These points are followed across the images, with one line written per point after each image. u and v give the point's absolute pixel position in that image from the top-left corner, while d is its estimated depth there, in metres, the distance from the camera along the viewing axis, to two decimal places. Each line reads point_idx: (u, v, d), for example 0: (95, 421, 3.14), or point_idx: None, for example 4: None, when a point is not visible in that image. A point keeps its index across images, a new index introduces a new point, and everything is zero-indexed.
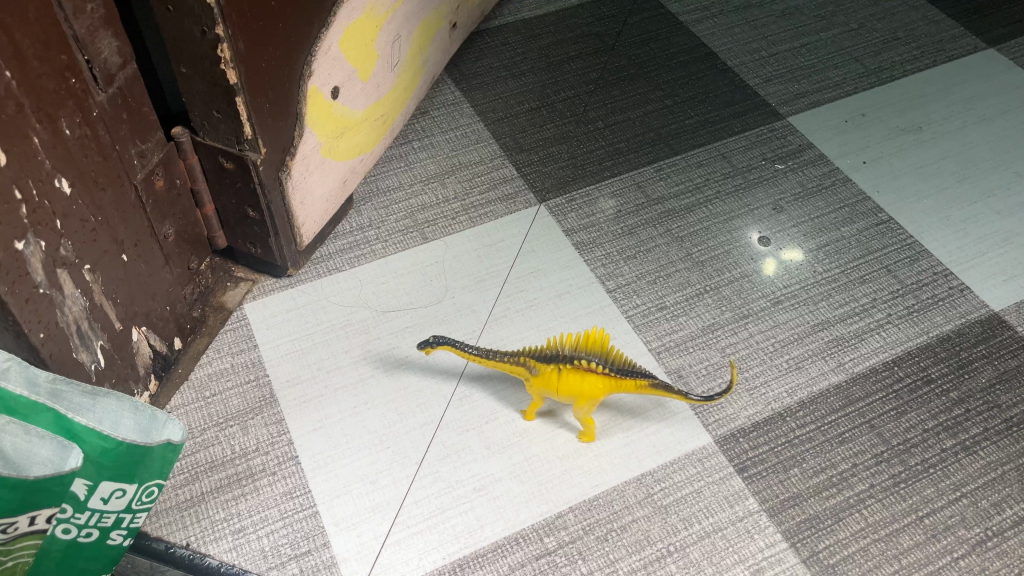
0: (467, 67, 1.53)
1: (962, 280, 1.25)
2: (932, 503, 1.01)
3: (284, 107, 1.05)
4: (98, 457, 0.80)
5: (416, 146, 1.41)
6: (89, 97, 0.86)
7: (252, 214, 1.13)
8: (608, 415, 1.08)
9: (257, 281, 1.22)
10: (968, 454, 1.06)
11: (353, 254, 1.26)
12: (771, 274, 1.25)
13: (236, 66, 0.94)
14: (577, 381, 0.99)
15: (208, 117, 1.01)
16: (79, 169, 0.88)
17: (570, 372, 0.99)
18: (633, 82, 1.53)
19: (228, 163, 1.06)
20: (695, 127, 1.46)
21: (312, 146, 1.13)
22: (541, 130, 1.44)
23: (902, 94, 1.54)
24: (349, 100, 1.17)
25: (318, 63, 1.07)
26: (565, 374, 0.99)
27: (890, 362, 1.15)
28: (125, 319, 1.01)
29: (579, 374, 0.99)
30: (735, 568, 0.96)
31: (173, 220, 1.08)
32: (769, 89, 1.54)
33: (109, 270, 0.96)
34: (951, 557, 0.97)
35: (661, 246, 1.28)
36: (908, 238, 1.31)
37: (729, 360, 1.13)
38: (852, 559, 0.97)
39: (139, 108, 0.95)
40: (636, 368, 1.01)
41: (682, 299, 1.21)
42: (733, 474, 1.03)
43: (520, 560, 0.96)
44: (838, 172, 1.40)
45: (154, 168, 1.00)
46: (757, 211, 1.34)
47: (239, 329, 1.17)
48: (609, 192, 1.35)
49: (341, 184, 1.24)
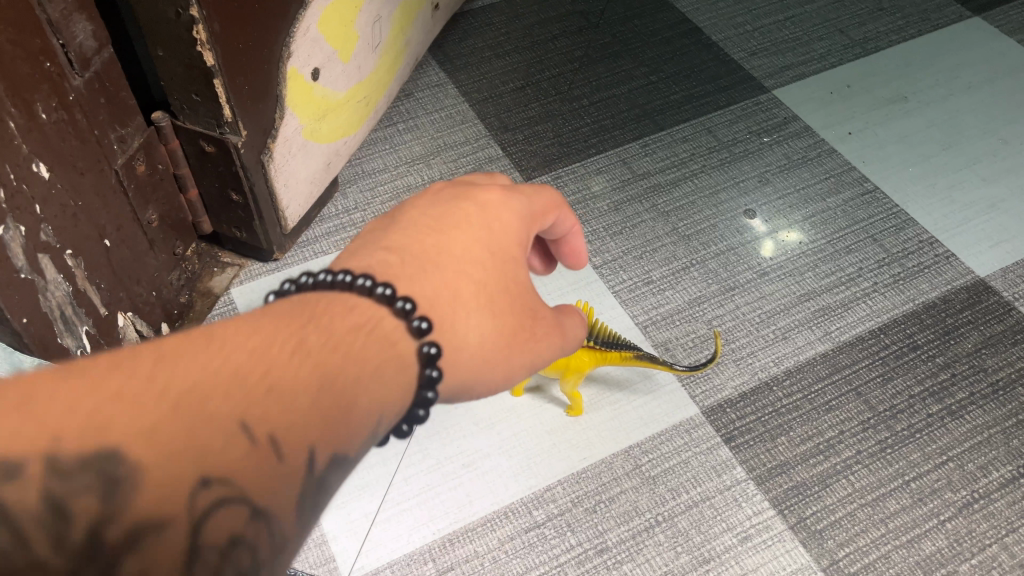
0: (451, 49, 1.53)
1: (948, 247, 1.25)
2: (918, 467, 1.02)
3: (265, 89, 1.05)
4: None
5: (401, 127, 1.41)
6: (65, 81, 0.86)
7: (235, 198, 1.13)
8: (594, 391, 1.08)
9: (244, 266, 1.23)
10: (954, 418, 1.06)
11: (339, 237, 1.27)
12: (770, 255, 1.24)
13: (213, 48, 0.93)
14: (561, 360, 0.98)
15: (188, 101, 1.01)
16: (57, 154, 0.88)
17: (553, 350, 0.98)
18: (618, 59, 1.53)
19: (209, 146, 1.06)
20: (680, 102, 1.46)
21: (294, 129, 1.13)
22: (525, 109, 1.44)
23: (887, 63, 1.54)
24: (330, 81, 1.16)
25: (298, 45, 1.06)
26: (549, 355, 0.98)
27: (876, 330, 1.15)
28: (110, 304, 1.02)
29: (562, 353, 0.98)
30: (724, 536, 0.96)
31: (156, 206, 1.08)
32: (754, 63, 1.54)
33: (92, 255, 0.97)
34: (938, 520, 0.98)
35: (648, 221, 1.28)
36: (894, 207, 1.30)
37: (715, 332, 1.13)
38: (839, 524, 0.97)
39: (117, 93, 0.95)
40: (620, 340, 1.03)
41: (669, 273, 1.21)
42: (721, 444, 1.04)
43: (509, 534, 0.96)
44: (824, 143, 1.40)
45: (134, 153, 1.01)
46: (743, 183, 1.34)
47: (226, 314, 1.18)
48: (595, 169, 1.36)
49: (324, 167, 1.24)
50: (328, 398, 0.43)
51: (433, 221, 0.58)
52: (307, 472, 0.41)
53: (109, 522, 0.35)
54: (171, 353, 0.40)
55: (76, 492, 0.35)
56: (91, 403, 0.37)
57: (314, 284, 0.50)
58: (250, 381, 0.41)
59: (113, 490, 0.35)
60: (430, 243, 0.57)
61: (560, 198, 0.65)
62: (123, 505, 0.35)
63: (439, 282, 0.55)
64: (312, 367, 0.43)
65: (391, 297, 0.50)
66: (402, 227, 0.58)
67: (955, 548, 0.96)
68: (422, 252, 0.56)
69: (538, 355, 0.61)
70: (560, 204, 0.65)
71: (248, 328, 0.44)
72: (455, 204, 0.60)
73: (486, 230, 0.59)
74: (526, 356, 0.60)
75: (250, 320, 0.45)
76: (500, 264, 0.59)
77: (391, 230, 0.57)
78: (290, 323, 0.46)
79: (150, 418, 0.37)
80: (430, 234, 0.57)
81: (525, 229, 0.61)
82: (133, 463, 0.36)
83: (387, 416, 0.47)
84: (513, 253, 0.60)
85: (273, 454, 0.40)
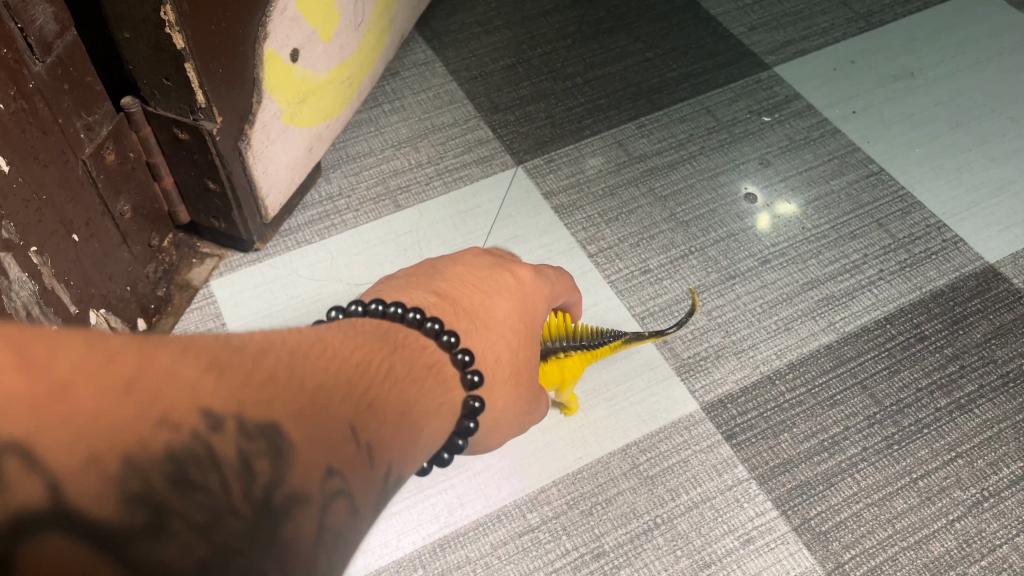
0: (439, 25, 1.47)
1: (957, 232, 1.21)
2: (926, 464, 0.98)
3: (241, 72, 0.99)
4: None
5: (387, 108, 1.35)
6: (24, 68, 0.80)
7: (211, 186, 1.08)
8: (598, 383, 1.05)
9: (224, 256, 1.18)
10: (963, 412, 1.03)
11: (322, 225, 1.22)
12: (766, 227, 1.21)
13: (182, 29, 0.87)
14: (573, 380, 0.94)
15: (158, 86, 0.95)
16: (17, 146, 0.82)
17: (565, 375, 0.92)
18: (612, 35, 1.47)
19: (183, 133, 1.01)
20: (677, 80, 1.41)
21: (273, 114, 1.07)
22: (516, 89, 1.38)
23: (892, 38, 1.48)
24: (310, 62, 1.10)
25: (275, 24, 0.99)
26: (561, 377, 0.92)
27: (882, 320, 1.11)
28: (81, 302, 0.97)
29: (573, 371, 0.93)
30: (725, 538, 0.93)
31: (128, 196, 1.03)
32: (754, 38, 1.48)
33: (59, 251, 0.91)
34: (946, 520, 0.94)
35: (644, 206, 1.23)
36: (900, 190, 1.26)
37: (689, 289, 1.13)
38: (844, 525, 0.94)
39: (81, 79, 0.89)
40: (605, 333, 1.00)
41: (667, 261, 1.17)
42: (722, 441, 1.00)
43: (502, 538, 0.93)
44: (828, 123, 1.35)
45: (103, 142, 0.95)
46: (744, 166, 1.29)
47: (206, 307, 1.13)
48: (590, 151, 1.30)
49: (305, 153, 1.18)
50: (407, 422, 0.51)
51: (478, 280, 0.71)
52: (393, 483, 0.47)
53: (280, 485, 0.39)
54: (303, 358, 0.46)
55: (257, 454, 0.38)
56: (261, 379, 0.42)
57: (390, 316, 0.60)
58: (361, 395, 0.47)
59: (285, 457, 0.39)
60: (478, 301, 0.69)
61: (570, 282, 0.85)
62: (286, 473, 0.39)
63: (485, 342, 0.66)
64: (393, 393, 0.51)
65: (455, 346, 0.61)
66: (453, 279, 0.70)
67: (965, 549, 0.92)
68: (477, 309, 0.68)
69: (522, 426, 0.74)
70: (569, 287, 0.84)
71: (349, 348, 0.51)
72: (501, 269, 0.73)
73: (520, 299, 0.72)
74: (513, 428, 0.72)
75: (345, 341, 0.52)
76: (530, 333, 0.72)
77: (444, 280, 0.69)
78: (375, 351, 0.54)
79: (304, 405, 0.42)
80: (476, 291, 0.70)
81: (543, 306, 0.76)
82: (297, 438, 0.40)
83: (434, 444, 0.56)
84: (536, 324, 0.74)
85: (380, 460, 0.46)
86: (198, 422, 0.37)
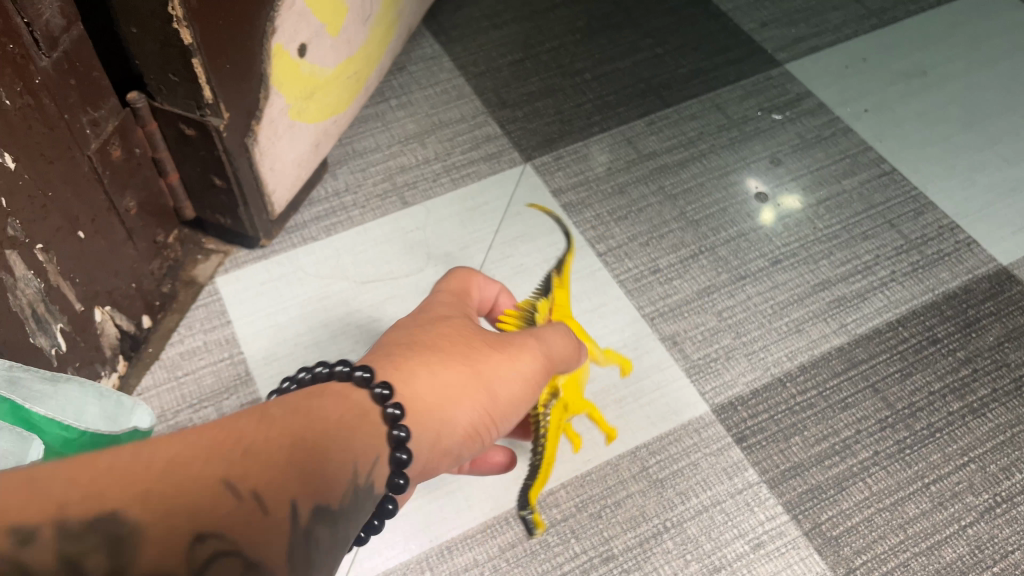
0: (446, 19, 1.45)
1: (969, 233, 1.20)
2: (938, 469, 0.97)
3: (249, 68, 0.97)
4: (59, 448, 0.82)
5: (394, 104, 1.34)
6: (29, 63, 0.79)
7: (217, 182, 1.07)
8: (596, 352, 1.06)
9: (230, 252, 1.18)
10: (975, 417, 1.02)
11: (328, 222, 1.20)
12: (770, 223, 1.20)
13: (190, 24, 0.86)
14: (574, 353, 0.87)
15: (165, 81, 0.94)
16: (22, 142, 0.81)
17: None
18: (621, 30, 1.45)
19: (189, 129, 0.99)
20: (687, 76, 1.39)
21: (280, 109, 1.06)
22: (524, 84, 1.37)
23: (904, 35, 1.46)
24: (318, 57, 1.09)
25: (283, 19, 0.98)
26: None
27: (894, 322, 1.10)
28: (86, 299, 0.96)
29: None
30: (735, 543, 0.92)
31: (134, 192, 1.02)
32: (764, 34, 1.47)
33: (64, 248, 0.90)
34: (959, 526, 0.93)
35: (654, 205, 1.22)
36: (913, 190, 1.24)
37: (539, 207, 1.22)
38: (855, 530, 0.93)
39: (87, 73, 0.88)
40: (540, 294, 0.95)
41: (677, 261, 1.15)
42: (732, 444, 0.99)
43: (511, 541, 0.92)
44: (839, 121, 1.34)
45: (109, 137, 0.94)
46: (754, 164, 1.28)
47: (212, 304, 1.12)
48: (598, 148, 1.29)
49: (312, 149, 1.17)
50: (297, 458, 0.48)
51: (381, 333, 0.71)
52: (295, 519, 0.45)
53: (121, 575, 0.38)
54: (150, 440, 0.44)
55: (84, 556, 0.38)
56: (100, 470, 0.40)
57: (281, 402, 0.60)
58: (230, 444, 0.46)
59: (123, 544, 0.38)
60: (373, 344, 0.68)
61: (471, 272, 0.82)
62: (128, 560, 0.38)
63: (379, 358, 0.65)
64: (274, 433, 0.48)
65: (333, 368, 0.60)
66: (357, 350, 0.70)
67: (977, 556, 0.92)
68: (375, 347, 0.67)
69: (505, 376, 0.70)
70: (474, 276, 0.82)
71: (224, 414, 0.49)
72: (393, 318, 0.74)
73: (412, 320, 0.72)
74: (496, 383, 0.69)
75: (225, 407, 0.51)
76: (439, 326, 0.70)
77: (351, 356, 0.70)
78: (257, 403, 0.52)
79: (149, 480, 0.41)
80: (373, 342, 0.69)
81: (451, 308, 0.75)
82: (137, 519, 0.39)
83: (365, 463, 0.54)
84: (443, 318, 0.72)
85: (261, 504, 0.44)
86: (5, 541, 0.36)
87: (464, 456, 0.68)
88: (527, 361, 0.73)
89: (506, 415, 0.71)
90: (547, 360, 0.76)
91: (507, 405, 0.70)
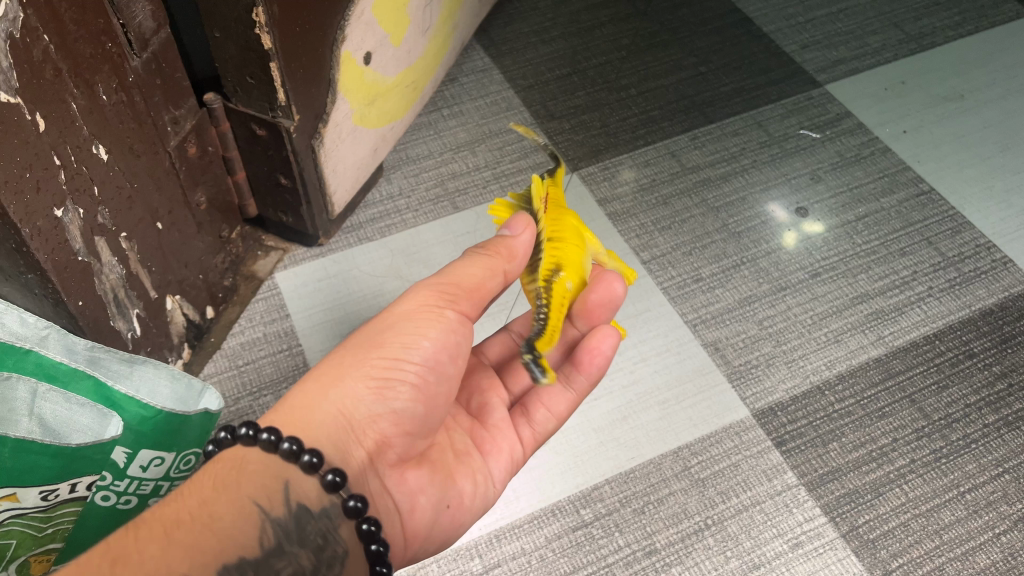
0: (497, 33, 1.51)
1: (1006, 253, 1.23)
2: (973, 478, 1.01)
3: (319, 72, 1.02)
4: (137, 426, 0.84)
5: (446, 113, 1.39)
6: (124, 62, 0.84)
7: (283, 181, 1.12)
8: (642, 354, 1.09)
9: (289, 250, 1.23)
10: (1010, 429, 1.05)
11: (383, 223, 1.25)
12: (786, 248, 1.22)
13: (270, 30, 0.91)
14: (572, 239, 0.76)
15: (241, 83, 1.00)
16: (115, 135, 0.86)
17: (558, 248, 0.74)
18: (666, 48, 1.50)
19: (261, 130, 1.05)
20: (730, 94, 1.44)
21: (345, 114, 1.11)
22: (572, 97, 1.42)
23: (942, 60, 1.50)
24: (381, 66, 1.14)
25: (351, 28, 1.03)
26: (562, 248, 0.74)
27: (931, 336, 1.13)
28: (159, 287, 1.01)
29: (561, 239, 0.75)
30: (774, 541, 0.95)
31: (205, 188, 1.07)
32: (805, 56, 1.51)
33: (144, 238, 0.96)
34: (993, 533, 0.97)
35: (697, 216, 1.26)
36: (950, 210, 1.28)
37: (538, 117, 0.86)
38: (892, 534, 0.96)
39: (172, 74, 0.93)
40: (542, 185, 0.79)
41: (718, 271, 1.19)
42: (772, 448, 1.02)
43: (556, 532, 0.95)
44: (878, 141, 1.38)
45: (186, 135, 0.99)
46: (794, 180, 1.32)
47: (270, 299, 1.18)
48: (641, 161, 1.33)
49: (370, 153, 1.22)
50: (178, 542, 0.55)
51: None
52: None
53: None
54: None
55: None
56: None
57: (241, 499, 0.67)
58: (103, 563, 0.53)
59: None
60: None
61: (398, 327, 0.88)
62: None
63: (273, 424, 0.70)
64: (148, 532, 0.55)
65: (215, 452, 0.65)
66: None
67: (1010, 562, 0.95)
68: None
69: (391, 324, 0.68)
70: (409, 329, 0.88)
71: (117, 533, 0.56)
72: None
73: None
74: (381, 337, 0.68)
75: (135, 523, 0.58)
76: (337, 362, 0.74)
77: None
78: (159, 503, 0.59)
79: None
80: None
81: None
82: None
83: (272, 495, 0.60)
84: None
85: None
86: None
87: (403, 408, 0.67)
88: (415, 304, 0.69)
89: (421, 351, 0.67)
90: (444, 286, 0.70)
91: (409, 343, 0.67)
